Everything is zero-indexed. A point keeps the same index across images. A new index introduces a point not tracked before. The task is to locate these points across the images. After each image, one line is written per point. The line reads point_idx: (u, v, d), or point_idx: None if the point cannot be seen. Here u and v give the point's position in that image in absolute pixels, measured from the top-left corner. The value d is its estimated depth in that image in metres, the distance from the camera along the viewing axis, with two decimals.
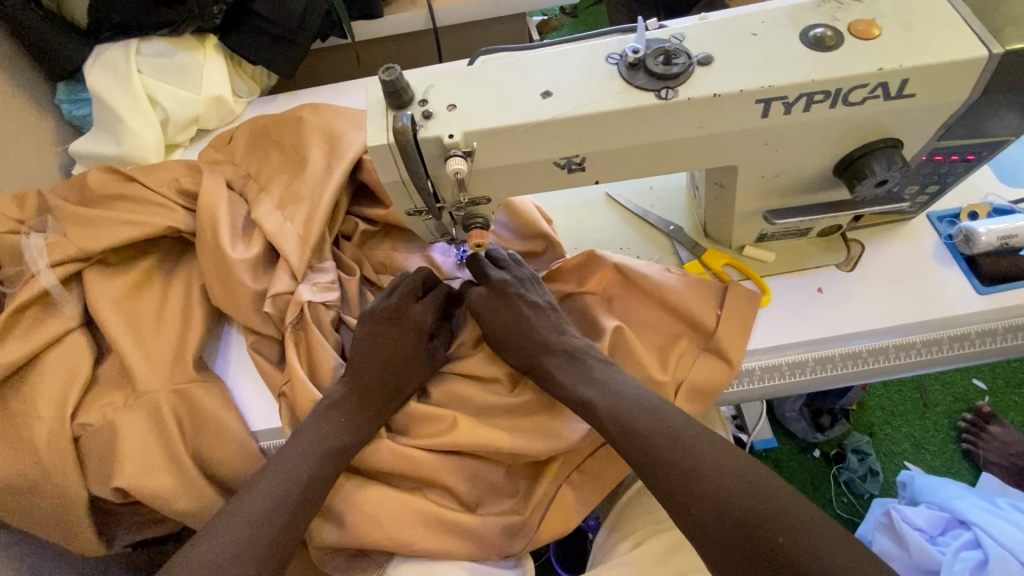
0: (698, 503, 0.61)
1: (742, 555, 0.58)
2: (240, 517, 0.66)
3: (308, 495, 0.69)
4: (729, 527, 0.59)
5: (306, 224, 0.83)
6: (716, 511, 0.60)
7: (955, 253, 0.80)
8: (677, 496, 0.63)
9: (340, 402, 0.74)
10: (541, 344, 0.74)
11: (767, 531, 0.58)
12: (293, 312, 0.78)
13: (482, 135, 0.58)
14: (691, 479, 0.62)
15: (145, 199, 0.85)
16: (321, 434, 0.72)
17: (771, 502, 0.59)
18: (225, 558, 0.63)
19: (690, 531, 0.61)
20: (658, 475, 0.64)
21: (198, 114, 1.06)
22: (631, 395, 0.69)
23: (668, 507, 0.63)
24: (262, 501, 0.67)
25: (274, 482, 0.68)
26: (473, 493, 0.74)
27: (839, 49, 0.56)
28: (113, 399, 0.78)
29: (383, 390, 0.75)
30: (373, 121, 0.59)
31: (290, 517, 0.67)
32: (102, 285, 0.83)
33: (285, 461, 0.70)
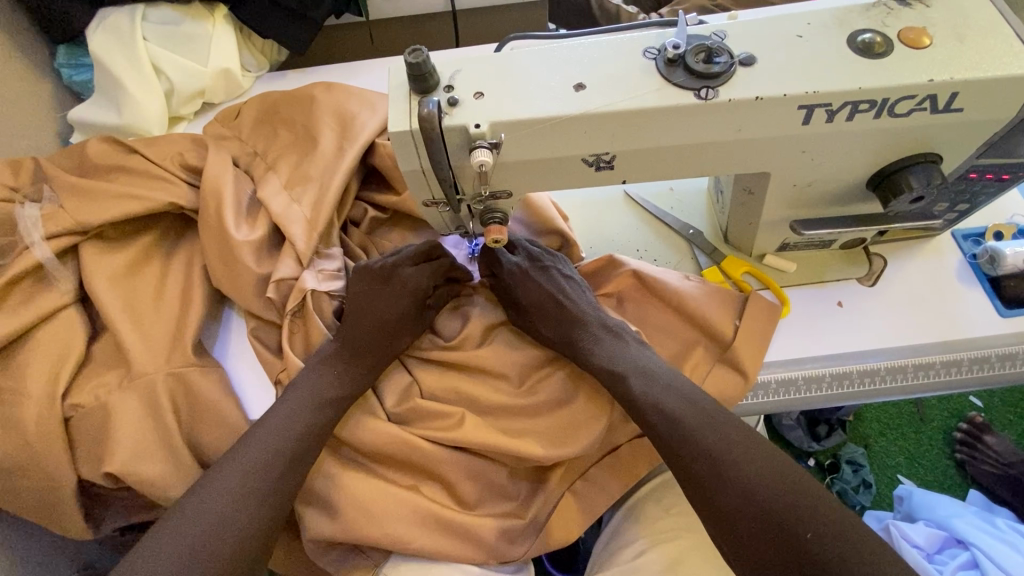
0: (722, 491, 0.61)
1: (763, 550, 0.58)
2: (234, 472, 0.65)
3: (301, 452, 0.68)
4: (753, 519, 0.59)
5: (314, 208, 0.79)
6: (740, 502, 0.60)
7: (978, 273, 0.78)
8: (699, 481, 0.63)
9: (341, 363, 0.73)
10: (571, 322, 0.74)
11: (792, 529, 0.57)
12: (294, 300, 0.75)
13: (510, 125, 0.55)
14: (714, 467, 0.62)
15: (147, 173, 0.82)
16: (315, 392, 0.71)
17: (799, 500, 0.59)
18: (225, 508, 0.63)
19: (711, 518, 0.62)
20: (681, 459, 0.64)
21: (204, 87, 1.02)
22: (653, 373, 0.69)
23: (690, 490, 0.64)
24: (258, 458, 0.66)
25: (268, 438, 0.67)
26: (475, 494, 0.72)
27: (888, 57, 0.54)
28: (107, 379, 0.75)
29: (376, 347, 0.74)
30: (395, 105, 0.56)
31: (285, 471, 0.66)
32: (100, 261, 0.79)
33: (280, 416, 0.68)
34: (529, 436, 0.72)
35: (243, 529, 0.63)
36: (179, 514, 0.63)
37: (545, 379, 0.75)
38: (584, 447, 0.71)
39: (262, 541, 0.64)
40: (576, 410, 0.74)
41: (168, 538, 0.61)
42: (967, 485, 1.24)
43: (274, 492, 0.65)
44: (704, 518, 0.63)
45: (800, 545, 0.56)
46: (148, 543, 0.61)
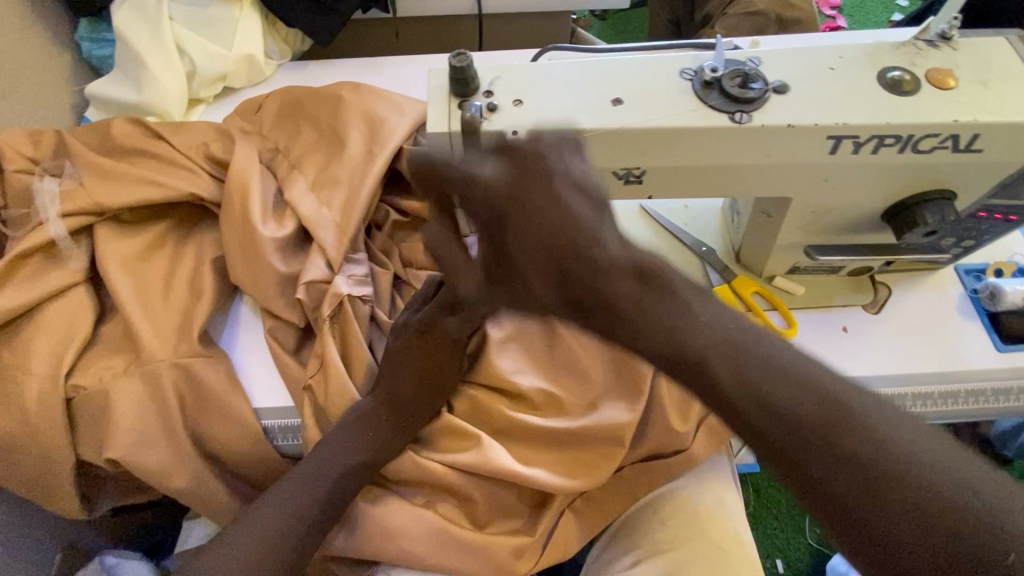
0: (819, 454, 0.42)
1: (881, 496, 0.41)
2: (274, 507, 0.69)
3: (331, 500, 0.71)
4: (857, 499, 0.42)
5: (344, 212, 0.81)
6: (848, 450, 0.42)
7: (978, 307, 0.80)
8: (758, 383, 0.44)
9: (376, 422, 0.74)
10: (558, 223, 0.46)
11: (914, 484, 0.41)
12: (331, 305, 0.75)
13: (548, 135, 0.56)
14: (791, 377, 0.44)
15: (170, 160, 0.83)
16: (350, 444, 0.73)
17: (935, 486, 0.41)
18: (258, 551, 0.66)
19: (797, 477, 0.43)
20: (767, 392, 0.44)
21: (226, 71, 1.02)
22: (584, 224, 0.46)
23: (761, 427, 0.44)
24: (298, 499, 0.70)
25: (304, 478, 0.70)
26: (486, 514, 0.73)
27: (914, 96, 0.56)
28: (113, 363, 0.74)
29: (410, 405, 0.76)
30: (435, 108, 0.57)
31: (317, 517, 0.70)
32: (114, 244, 0.79)
33: (312, 468, 0.71)
34: (540, 464, 0.74)
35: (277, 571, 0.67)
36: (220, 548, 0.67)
37: (557, 405, 0.75)
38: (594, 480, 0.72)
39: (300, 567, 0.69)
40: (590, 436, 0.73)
41: None
42: None
43: (313, 530, 0.69)
44: (785, 471, 0.44)
45: (916, 508, 0.41)
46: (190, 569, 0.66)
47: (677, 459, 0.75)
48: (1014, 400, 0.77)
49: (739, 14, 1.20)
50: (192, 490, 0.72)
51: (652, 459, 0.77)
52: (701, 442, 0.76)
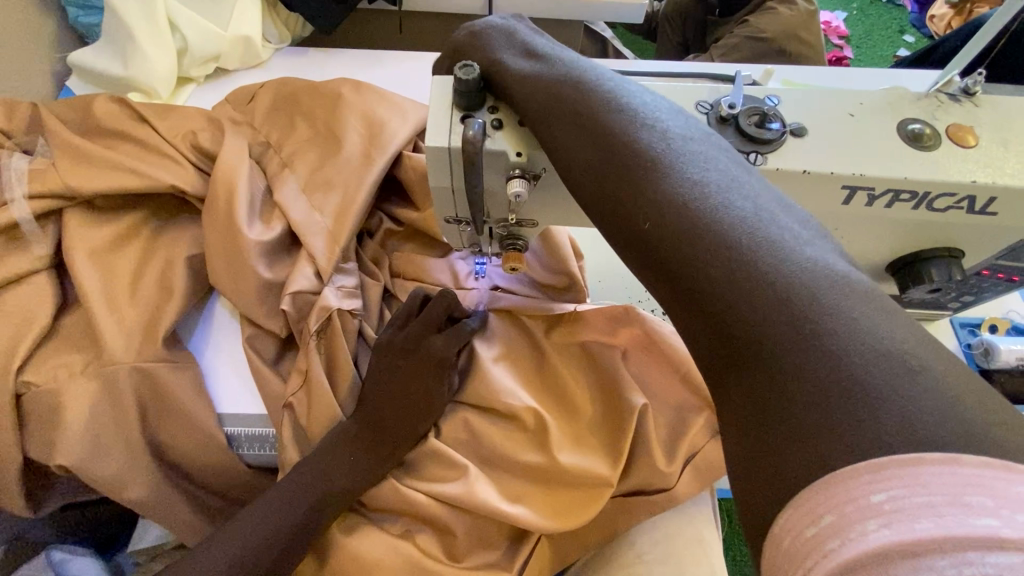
0: (722, 272, 0.35)
1: (806, 374, 0.31)
2: (240, 533, 0.65)
3: (303, 529, 0.66)
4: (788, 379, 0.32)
5: (337, 219, 0.77)
6: (761, 323, 0.33)
7: (972, 363, 0.79)
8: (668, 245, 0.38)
9: (358, 445, 0.70)
10: (562, 88, 0.48)
11: (881, 376, 0.30)
12: (318, 319, 0.72)
13: (553, 161, 0.53)
14: (713, 254, 0.36)
15: (152, 148, 0.79)
16: (329, 471, 0.68)
17: (907, 398, 0.29)
18: None
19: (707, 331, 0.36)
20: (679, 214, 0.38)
21: (219, 52, 0.98)
22: (592, 77, 0.49)
23: (674, 271, 0.38)
24: (265, 525, 0.65)
25: (275, 503, 0.66)
26: (463, 547, 0.70)
27: (934, 151, 0.54)
28: (70, 361, 0.69)
29: (395, 429, 0.71)
30: (436, 118, 0.53)
31: (287, 545, 0.66)
32: (84, 233, 0.75)
33: (286, 492, 0.67)
34: (525, 500, 0.71)
35: None
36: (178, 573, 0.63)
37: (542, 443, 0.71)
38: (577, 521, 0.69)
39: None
40: (576, 474, 0.70)
41: None
42: None
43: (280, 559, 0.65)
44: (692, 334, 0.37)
45: (884, 411, 0.29)
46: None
47: (659, 499, 0.73)
48: None
49: (743, 36, 1.21)
50: (148, 500, 0.69)
51: (634, 495, 0.74)
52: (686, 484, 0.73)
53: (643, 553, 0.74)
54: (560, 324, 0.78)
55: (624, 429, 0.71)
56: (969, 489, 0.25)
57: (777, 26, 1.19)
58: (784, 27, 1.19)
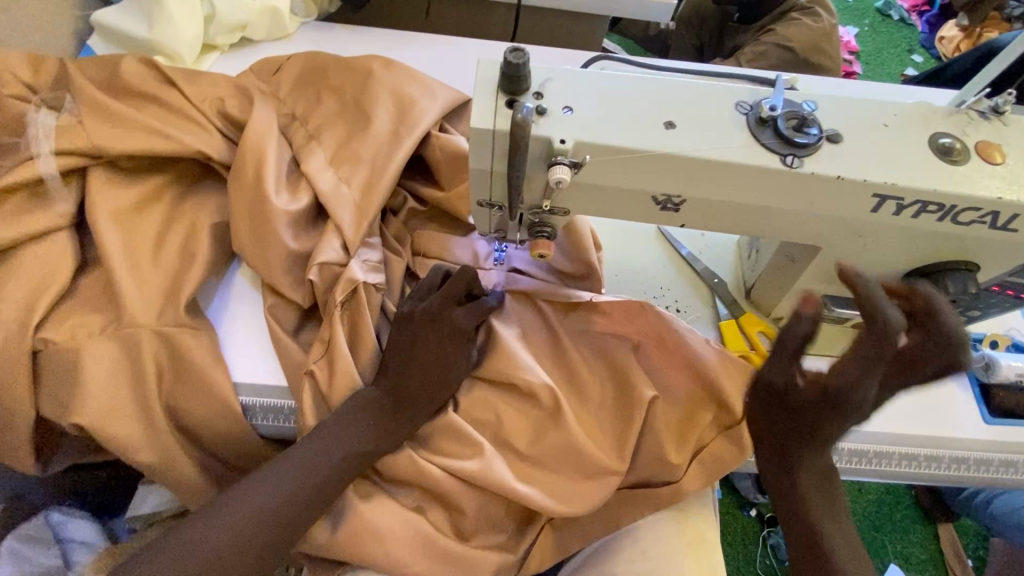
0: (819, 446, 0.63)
1: None
2: (259, 490, 0.64)
3: (317, 498, 0.66)
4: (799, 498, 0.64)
5: (363, 193, 0.78)
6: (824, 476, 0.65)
7: (971, 376, 0.81)
8: (798, 435, 0.63)
9: (375, 413, 0.70)
10: None
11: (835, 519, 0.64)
12: (344, 291, 0.72)
13: (595, 150, 0.54)
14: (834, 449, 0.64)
15: (179, 112, 0.78)
16: (350, 433, 0.68)
17: None
18: (228, 545, 0.61)
19: (784, 470, 0.65)
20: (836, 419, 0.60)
21: (247, 21, 0.97)
22: None
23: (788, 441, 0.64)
24: (286, 483, 0.65)
25: (295, 465, 0.66)
26: (472, 525, 0.72)
27: (963, 165, 0.55)
28: (90, 321, 0.69)
29: (413, 401, 0.71)
30: (481, 100, 0.54)
31: (298, 514, 0.65)
32: (107, 193, 0.74)
33: (301, 459, 0.66)
34: (535, 483, 0.72)
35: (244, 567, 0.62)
36: (191, 530, 0.62)
37: (555, 429, 0.73)
38: (589, 503, 0.71)
39: (280, 554, 0.65)
40: (588, 461, 0.72)
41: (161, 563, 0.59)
42: (888, 557, 1.39)
43: (297, 518, 0.65)
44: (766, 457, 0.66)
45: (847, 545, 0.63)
46: (154, 553, 0.61)
47: (664, 491, 0.75)
48: (991, 472, 0.78)
49: (772, 43, 1.22)
50: (161, 464, 0.69)
51: (640, 486, 0.76)
52: (690, 477, 0.75)
53: (646, 550, 0.76)
54: (577, 308, 0.80)
55: (635, 418, 0.72)
56: None
57: (806, 37, 1.20)
58: (812, 39, 1.21)
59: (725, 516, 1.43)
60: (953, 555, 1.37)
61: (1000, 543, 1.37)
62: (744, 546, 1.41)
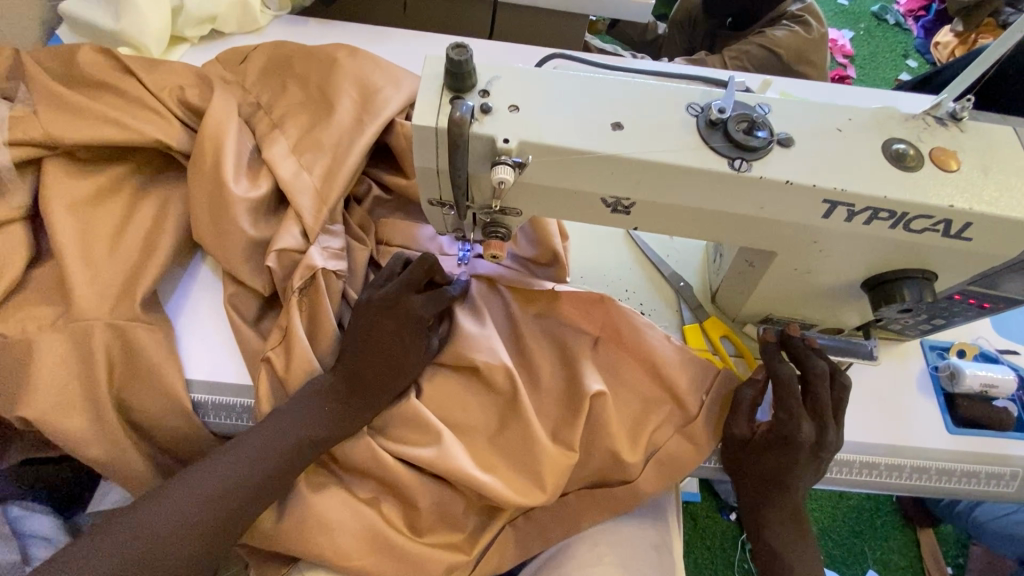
0: (776, 481, 0.70)
1: None
2: (209, 474, 0.63)
3: (269, 484, 0.65)
4: (777, 525, 0.72)
5: (325, 180, 0.77)
6: (787, 509, 0.71)
7: (936, 385, 0.81)
8: (752, 469, 0.72)
9: (332, 399, 0.69)
10: None
11: (801, 536, 0.72)
12: (303, 277, 0.71)
13: (540, 150, 0.53)
14: (789, 486, 0.70)
15: (139, 102, 0.77)
16: (304, 419, 0.67)
17: None
18: (173, 532, 0.60)
19: (750, 501, 0.73)
20: (782, 458, 0.69)
21: (217, 13, 0.96)
22: None
23: (747, 473, 0.72)
24: (237, 467, 0.64)
25: (248, 451, 0.65)
26: (426, 522, 0.71)
27: (915, 172, 0.54)
28: (40, 313, 0.68)
29: (369, 389, 0.70)
30: (425, 98, 0.53)
31: (249, 500, 0.64)
32: (62, 183, 0.73)
33: (256, 443, 0.65)
34: (497, 471, 0.72)
35: (190, 553, 0.60)
36: (137, 514, 0.60)
37: (511, 423, 0.73)
38: (545, 496, 0.70)
39: (229, 544, 0.63)
40: (545, 460, 0.70)
41: (106, 551, 0.58)
42: (867, 564, 1.38)
43: (248, 505, 0.64)
44: (746, 494, 0.73)
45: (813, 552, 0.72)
46: (99, 534, 0.59)
47: (623, 491, 0.74)
48: (955, 483, 0.77)
49: (759, 44, 1.20)
50: (110, 461, 0.67)
51: (598, 485, 0.75)
52: (649, 477, 0.74)
53: (603, 555, 0.76)
54: (536, 300, 0.79)
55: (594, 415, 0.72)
56: None
57: (793, 43, 1.20)
58: (797, 47, 1.20)
59: (704, 519, 1.42)
60: (931, 562, 1.36)
61: (979, 550, 1.36)
62: (722, 550, 1.40)
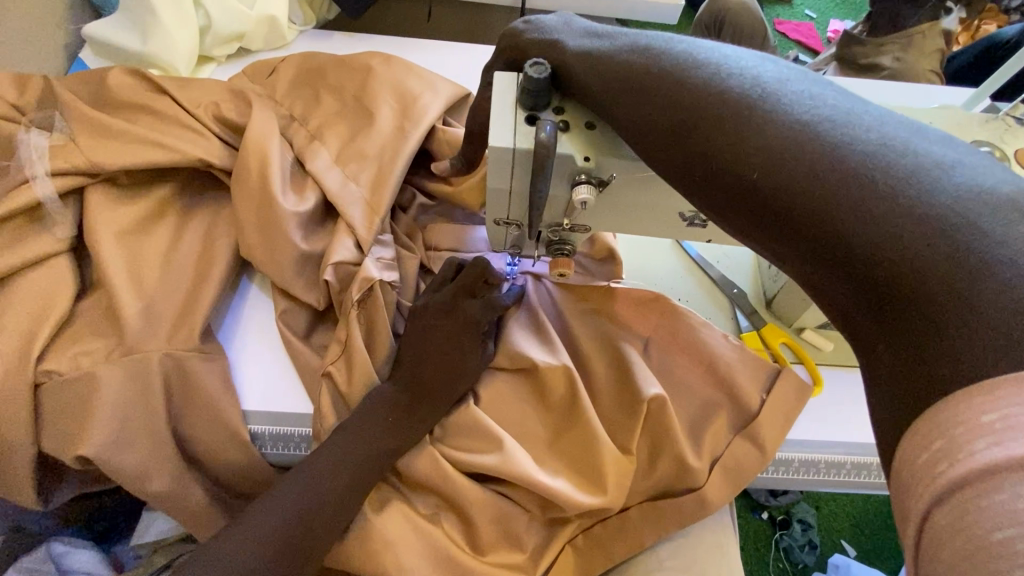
0: (852, 197, 0.32)
1: (944, 270, 0.29)
2: (284, 495, 0.63)
3: (344, 502, 0.64)
4: (920, 265, 0.30)
5: (372, 190, 0.75)
6: (924, 281, 0.29)
7: None
8: (849, 223, 0.32)
9: (395, 409, 0.68)
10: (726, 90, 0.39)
11: (966, 264, 0.28)
12: (360, 288, 0.69)
13: (619, 167, 0.51)
14: (868, 196, 0.32)
15: (177, 122, 0.75)
16: (370, 432, 0.67)
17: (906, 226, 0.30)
18: (259, 559, 0.60)
19: (716, 187, 0.39)
20: (820, 141, 0.34)
21: (244, 32, 0.94)
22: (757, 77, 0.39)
23: (837, 228, 0.33)
24: (314, 487, 0.63)
25: (321, 471, 0.64)
26: (488, 539, 0.69)
27: None
28: (93, 348, 0.66)
29: (430, 394, 0.69)
30: (501, 117, 0.51)
31: (328, 519, 0.63)
32: (106, 210, 0.71)
33: (328, 463, 0.64)
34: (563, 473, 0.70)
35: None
36: (221, 545, 0.60)
37: (572, 430, 0.71)
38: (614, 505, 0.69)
39: (314, 564, 0.63)
40: (611, 471, 0.69)
41: None
42: (901, 557, 1.38)
43: (329, 522, 0.64)
44: (785, 248, 0.36)
45: (994, 247, 0.28)
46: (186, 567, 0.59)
47: (689, 499, 0.72)
48: None
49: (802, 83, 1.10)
50: (171, 493, 0.66)
51: (661, 497, 0.74)
52: (715, 483, 0.72)
53: (664, 560, 0.75)
54: (591, 296, 0.79)
55: (658, 422, 0.70)
56: None
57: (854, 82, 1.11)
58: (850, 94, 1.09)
59: (735, 520, 1.41)
60: None
61: None
62: (756, 550, 1.38)
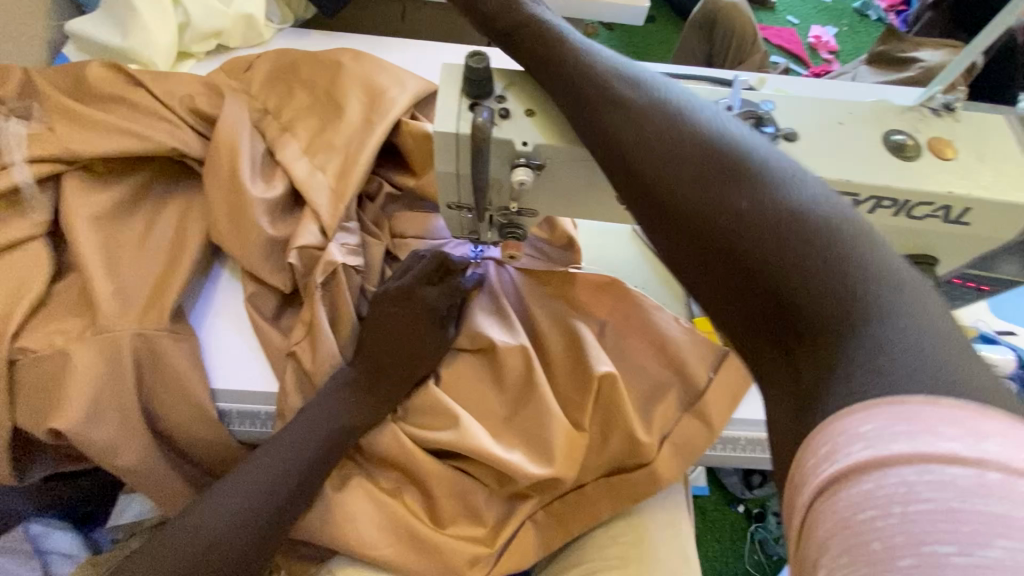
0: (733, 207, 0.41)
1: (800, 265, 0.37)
2: (246, 474, 0.66)
3: (304, 480, 0.67)
4: (776, 261, 0.37)
5: (338, 179, 0.78)
6: (786, 274, 0.37)
7: None
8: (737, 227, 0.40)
9: (357, 388, 0.72)
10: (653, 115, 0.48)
11: (817, 260, 0.36)
12: (323, 271, 0.73)
13: (555, 152, 0.55)
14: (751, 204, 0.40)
15: (152, 113, 0.79)
16: (330, 412, 0.70)
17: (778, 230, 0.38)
18: (222, 531, 0.63)
19: (637, 196, 0.47)
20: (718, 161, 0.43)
21: (221, 29, 0.98)
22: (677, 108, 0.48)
23: (726, 232, 0.40)
24: (275, 465, 0.67)
25: (282, 449, 0.67)
26: (447, 513, 0.72)
27: (915, 162, 0.57)
28: (66, 326, 0.69)
29: (391, 374, 0.73)
30: (446, 105, 0.55)
31: (289, 495, 0.66)
32: (82, 196, 0.74)
33: (288, 443, 0.68)
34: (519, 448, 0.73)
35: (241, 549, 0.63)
36: (186, 521, 0.63)
37: (527, 407, 0.74)
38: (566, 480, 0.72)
39: (277, 539, 0.66)
40: (563, 446, 0.72)
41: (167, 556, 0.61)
42: None
43: (290, 498, 0.66)
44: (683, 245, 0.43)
45: (840, 247, 0.37)
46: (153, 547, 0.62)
47: (641, 475, 0.76)
48: None
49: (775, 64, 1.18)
50: (141, 466, 0.69)
51: (615, 474, 0.77)
52: (665, 460, 0.76)
53: (618, 535, 0.78)
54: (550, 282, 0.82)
55: (609, 400, 0.74)
56: (944, 423, 0.26)
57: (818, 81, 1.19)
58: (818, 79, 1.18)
59: (712, 512, 1.44)
60: None
61: None
62: (731, 541, 1.42)
